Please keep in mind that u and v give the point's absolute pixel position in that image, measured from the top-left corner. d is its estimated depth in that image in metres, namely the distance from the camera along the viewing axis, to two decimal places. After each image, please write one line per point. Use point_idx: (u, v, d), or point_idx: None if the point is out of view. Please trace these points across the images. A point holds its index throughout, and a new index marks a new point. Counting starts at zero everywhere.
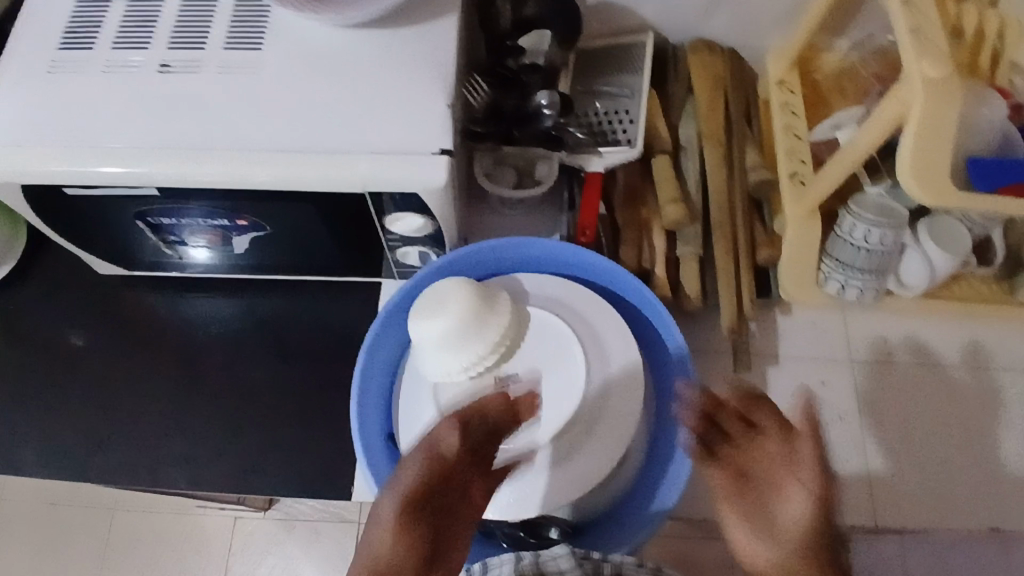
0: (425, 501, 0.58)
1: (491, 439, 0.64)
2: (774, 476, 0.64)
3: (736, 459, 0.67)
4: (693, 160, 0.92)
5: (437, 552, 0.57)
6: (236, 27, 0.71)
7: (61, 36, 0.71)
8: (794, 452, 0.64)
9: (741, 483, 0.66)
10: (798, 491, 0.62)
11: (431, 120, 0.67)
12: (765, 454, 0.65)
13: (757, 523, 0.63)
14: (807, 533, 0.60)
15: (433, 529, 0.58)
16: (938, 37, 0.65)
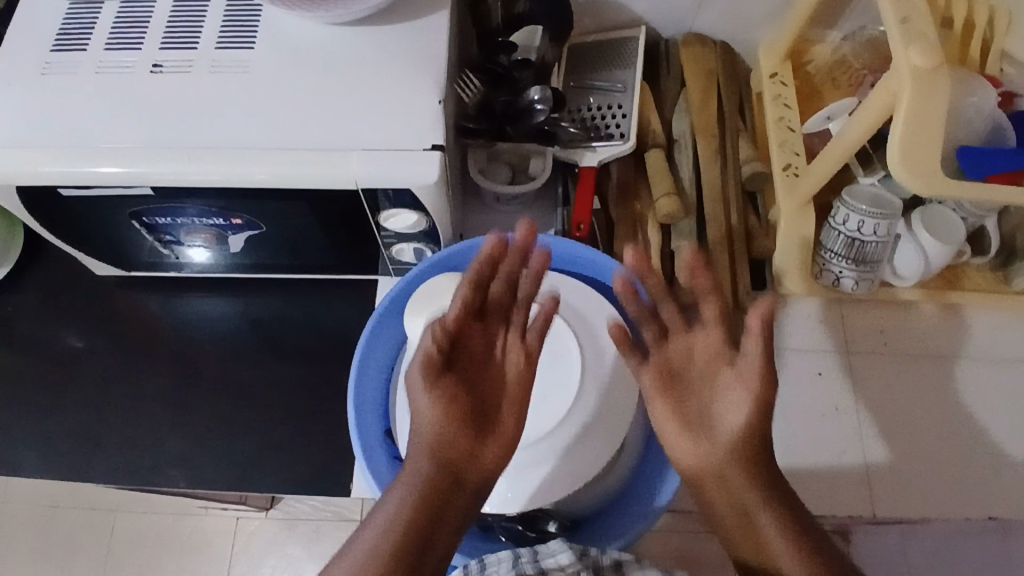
0: (452, 371, 0.60)
1: (512, 288, 0.64)
2: (711, 380, 0.63)
3: (668, 360, 0.65)
4: (687, 154, 0.92)
5: (479, 413, 0.60)
6: (228, 27, 0.72)
7: (54, 38, 0.72)
8: (713, 353, 0.63)
9: (674, 384, 0.64)
10: (734, 394, 0.61)
11: (422, 116, 0.67)
12: (696, 351, 0.63)
13: (689, 422, 0.63)
14: (747, 436, 0.60)
15: (463, 391, 0.60)
16: (926, 27, 0.66)
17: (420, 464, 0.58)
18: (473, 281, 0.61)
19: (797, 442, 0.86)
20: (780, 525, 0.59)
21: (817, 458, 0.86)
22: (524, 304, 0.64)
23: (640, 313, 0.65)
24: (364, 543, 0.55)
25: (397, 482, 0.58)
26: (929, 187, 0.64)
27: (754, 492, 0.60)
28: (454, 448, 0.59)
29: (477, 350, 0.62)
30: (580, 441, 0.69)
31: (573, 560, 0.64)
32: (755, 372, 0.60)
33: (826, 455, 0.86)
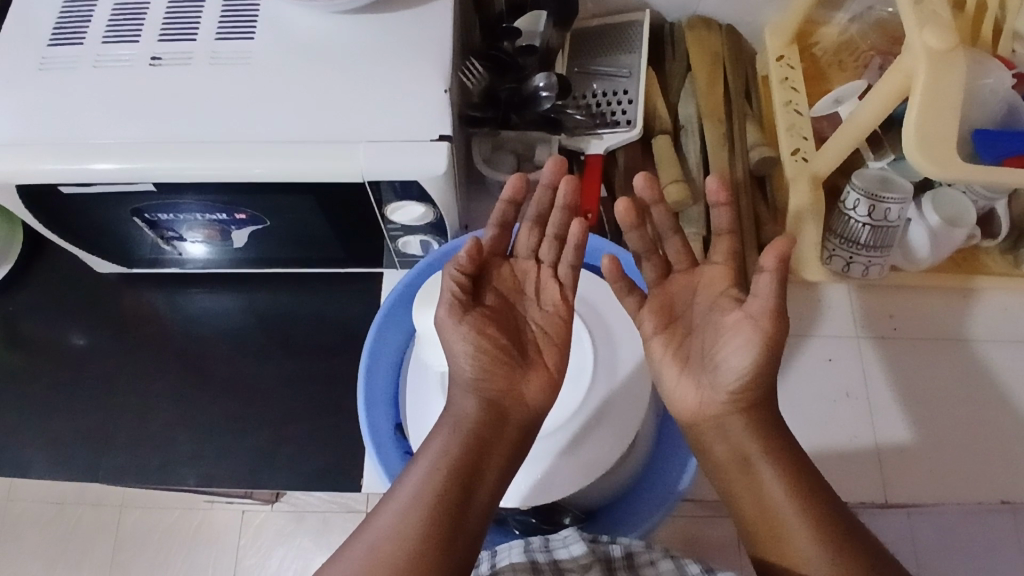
0: (485, 306, 0.64)
1: (540, 223, 0.66)
2: (715, 319, 0.62)
3: (671, 297, 0.65)
4: (694, 139, 0.90)
5: (516, 345, 0.63)
6: (226, 17, 0.70)
7: (50, 33, 0.70)
8: (715, 293, 0.63)
9: (676, 321, 0.65)
10: (739, 336, 0.59)
11: (428, 107, 0.66)
12: (701, 292, 0.64)
13: (689, 361, 0.63)
14: (749, 381, 0.59)
15: (498, 326, 0.63)
16: (941, 7, 0.65)
17: (466, 399, 0.61)
18: (499, 220, 0.64)
19: (808, 428, 0.86)
20: (775, 470, 0.59)
21: (830, 443, 0.85)
22: (553, 237, 0.66)
23: (644, 249, 0.65)
24: (417, 474, 0.58)
25: (444, 420, 0.61)
26: (946, 170, 0.63)
27: (749, 435, 0.60)
28: (495, 378, 0.61)
29: (507, 288, 0.66)
30: (593, 434, 0.68)
31: (584, 552, 0.63)
32: (755, 317, 0.58)
33: (836, 441, 0.85)
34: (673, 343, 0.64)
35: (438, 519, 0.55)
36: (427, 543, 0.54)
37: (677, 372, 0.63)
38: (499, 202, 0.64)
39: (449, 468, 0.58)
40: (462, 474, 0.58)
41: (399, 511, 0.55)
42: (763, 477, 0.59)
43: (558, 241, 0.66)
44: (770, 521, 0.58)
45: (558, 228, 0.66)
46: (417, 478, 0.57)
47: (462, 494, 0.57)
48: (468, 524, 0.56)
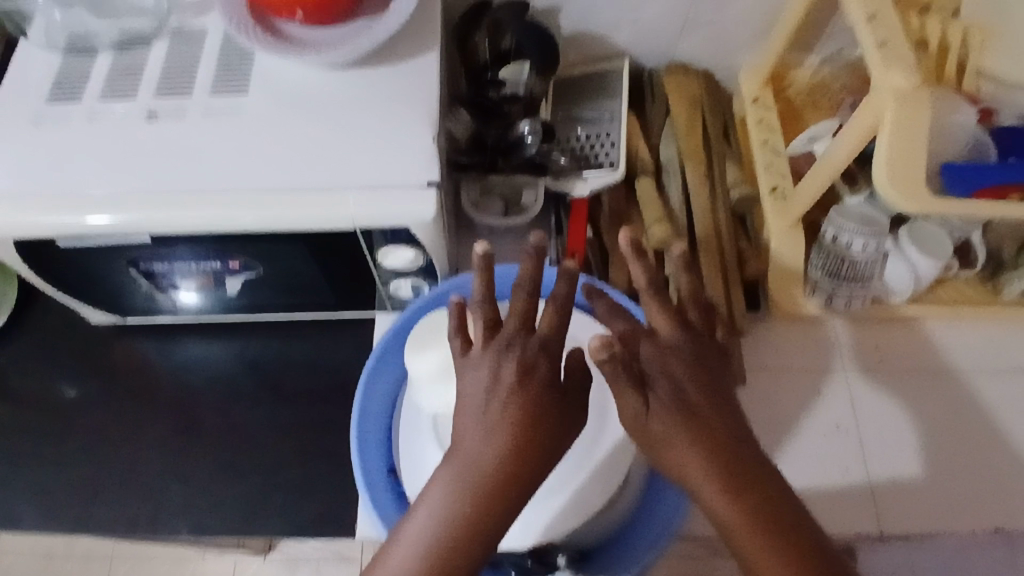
0: (529, 384, 0.52)
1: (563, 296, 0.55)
2: (675, 387, 0.55)
3: (670, 376, 0.55)
4: (676, 180, 0.92)
5: (543, 436, 0.52)
6: (220, 74, 0.73)
7: (49, 91, 0.73)
8: (664, 353, 0.56)
9: (685, 409, 0.54)
10: (685, 394, 0.55)
11: (415, 155, 0.68)
12: (669, 361, 0.55)
13: (661, 450, 0.54)
14: (708, 434, 0.53)
15: (536, 409, 0.52)
16: (903, 50, 0.68)
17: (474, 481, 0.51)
18: (526, 277, 0.54)
19: (801, 462, 0.86)
20: (760, 538, 0.50)
21: (822, 477, 0.85)
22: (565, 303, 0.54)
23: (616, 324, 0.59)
24: (436, 500, 0.51)
25: (451, 469, 0.52)
26: (916, 205, 0.66)
27: (727, 506, 0.51)
28: (527, 447, 0.51)
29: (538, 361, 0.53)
30: (588, 471, 0.69)
31: None
32: (680, 366, 0.55)
33: (828, 475, 0.86)
34: (699, 436, 0.53)
35: (462, 537, 0.50)
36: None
37: (707, 466, 0.52)
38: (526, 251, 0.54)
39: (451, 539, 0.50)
40: (485, 527, 0.50)
41: (427, 522, 0.50)
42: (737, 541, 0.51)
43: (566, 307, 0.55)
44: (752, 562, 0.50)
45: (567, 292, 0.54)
46: (428, 515, 0.51)
47: (474, 556, 0.50)
48: (486, 555, 0.50)
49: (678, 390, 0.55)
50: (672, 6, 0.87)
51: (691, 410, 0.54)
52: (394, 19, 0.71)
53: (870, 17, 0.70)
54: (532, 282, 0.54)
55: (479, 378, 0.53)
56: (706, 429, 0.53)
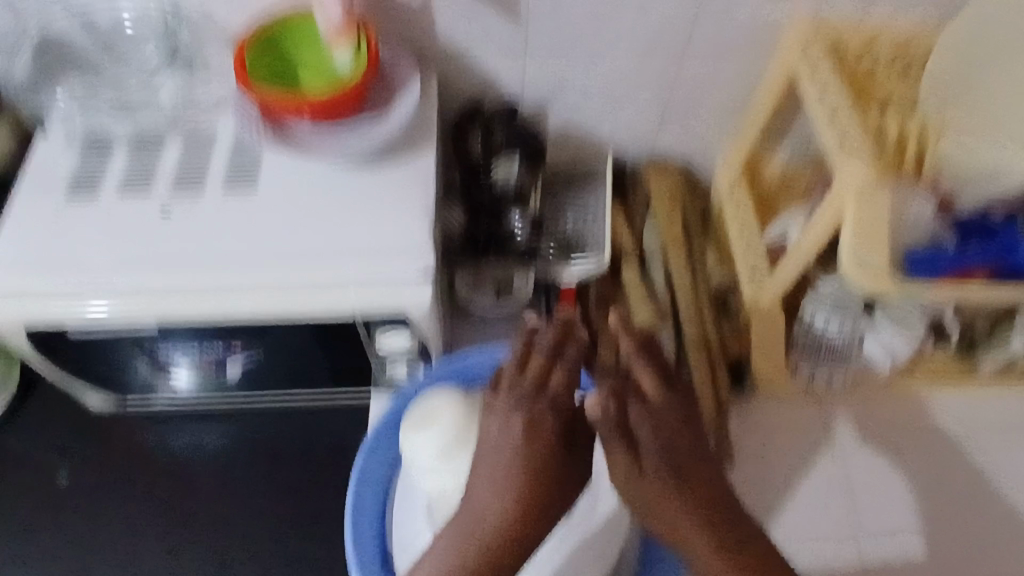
0: (537, 430, 0.70)
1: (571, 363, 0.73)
2: (659, 439, 0.67)
3: (655, 431, 0.67)
4: (659, 266, 0.97)
5: (548, 476, 0.69)
6: (230, 175, 0.78)
7: (65, 190, 0.77)
8: (650, 412, 0.68)
9: (666, 459, 0.67)
10: (666, 446, 0.67)
11: (411, 249, 0.73)
12: (654, 418, 0.68)
13: (649, 495, 0.66)
14: (683, 478, 0.67)
15: (542, 451, 0.69)
16: (864, 146, 0.73)
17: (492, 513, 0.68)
18: (544, 349, 0.73)
19: (791, 542, 0.87)
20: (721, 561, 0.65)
21: (812, 558, 0.86)
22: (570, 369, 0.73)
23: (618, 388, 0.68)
24: None
25: None
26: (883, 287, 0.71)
27: (696, 536, 0.66)
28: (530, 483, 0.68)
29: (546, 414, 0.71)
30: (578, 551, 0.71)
31: None
32: (662, 423, 0.68)
33: (818, 555, 0.86)
34: (676, 479, 0.67)
35: None
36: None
37: (682, 504, 0.66)
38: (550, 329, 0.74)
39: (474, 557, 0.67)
40: None
41: None
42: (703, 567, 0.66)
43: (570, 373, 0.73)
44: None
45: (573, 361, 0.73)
46: None
47: None
48: None
49: (661, 445, 0.67)
50: (650, 106, 0.94)
51: (672, 467, 0.67)
52: (395, 121, 0.77)
53: (832, 117, 0.76)
54: (549, 353, 0.73)
55: (502, 426, 0.70)
56: (680, 474, 0.67)
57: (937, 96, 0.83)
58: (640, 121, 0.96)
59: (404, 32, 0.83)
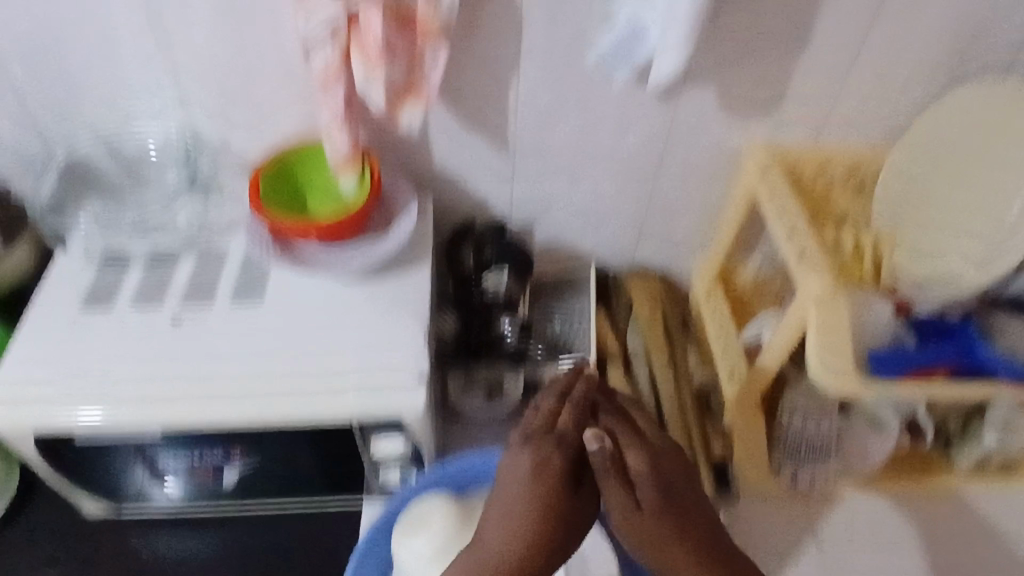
0: (546, 473, 0.64)
1: (585, 402, 0.68)
2: (665, 485, 0.65)
3: (662, 477, 0.66)
4: (645, 369, 1.01)
5: (553, 526, 0.63)
6: (239, 288, 0.84)
7: (81, 301, 0.82)
8: (656, 458, 0.66)
9: (672, 505, 0.65)
10: (671, 490, 0.66)
11: (408, 356, 0.77)
12: (660, 464, 0.66)
13: (655, 543, 0.63)
14: (687, 526, 0.64)
15: (549, 497, 0.64)
16: (819, 260, 0.81)
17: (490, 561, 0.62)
18: (557, 389, 0.69)
19: None
20: None
21: None
22: (581, 406, 0.67)
23: (627, 429, 0.67)
24: None
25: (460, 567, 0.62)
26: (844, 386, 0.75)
27: None
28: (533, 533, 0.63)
29: (552, 454, 0.65)
30: None
31: None
32: (665, 469, 0.66)
33: None
34: (681, 528, 0.64)
35: None
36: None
37: (687, 556, 0.63)
38: (565, 373, 0.72)
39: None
40: None
41: None
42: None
43: (582, 409, 0.67)
44: None
45: (583, 396, 0.68)
46: None
47: None
48: None
49: (666, 492, 0.65)
50: (628, 220, 1.02)
51: (675, 508, 0.65)
52: (394, 241, 0.85)
53: (790, 233, 0.84)
54: (561, 392, 0.69)
55: (512, 469, 0.65)
56: (686, 525, 0.64)
57: (888, 214, 0.93)
58: (620, 233, 1.04)
59: (402, 158, 0.92)
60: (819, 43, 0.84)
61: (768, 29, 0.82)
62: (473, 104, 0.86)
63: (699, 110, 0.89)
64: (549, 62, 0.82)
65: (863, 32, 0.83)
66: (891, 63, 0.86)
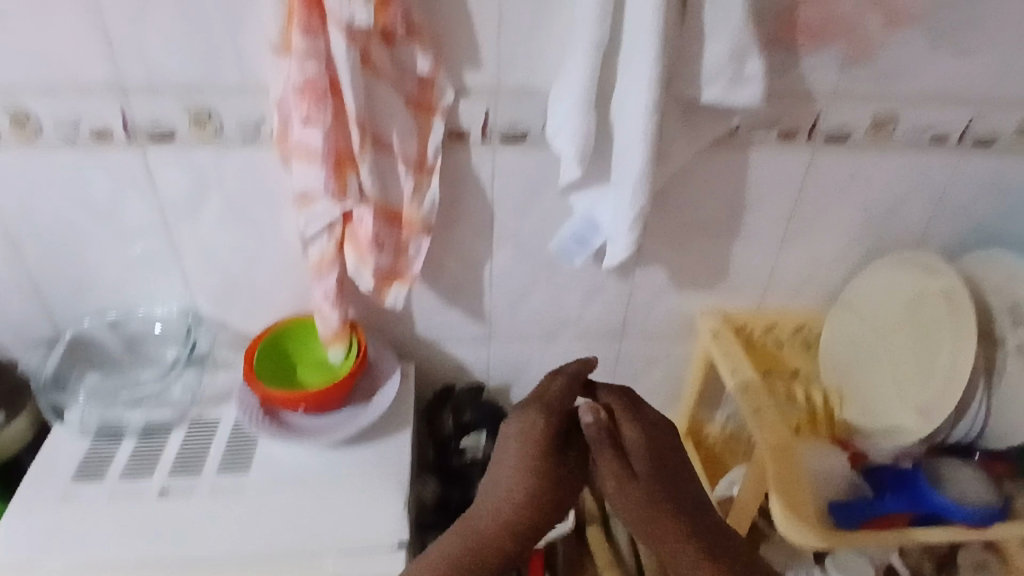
0: (539, 433, 0.78)
1: (575, 381, 0.82)
2: (651, 450, 0.78)
3: (649, 446, 0.78)
4: (622, 527, 1.04)
5: (546, 482, 0.76)
6: (228, 455, 0.87)
7: (75, 470, 0.85)
8: (642, 428, 0.79)
9: (657, 467, 0.77)
10: (656, 453, 0.78)
11: (390, 519, 0.81)
12: (647, 436, 0.79)
13: (644, 504, 0.75)
14: (669, 487, 0.77)
15: (543, 452, 0.77)
16: (772, 415, 0.88)
17: (489, 517, 0.76)
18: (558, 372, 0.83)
19: None
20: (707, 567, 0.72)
21: None
22: (573, 382, 0.81)
23: (618, 405, 0.80)
24: (450, 538, 0.76)
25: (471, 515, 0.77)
26: (803, 533, 0.80)
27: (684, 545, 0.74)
28: (529, 484, 0.76)
29: (545, 417, 0.79)
30: None
31: None
32: (652, 438, 0.79)
33: None
34: (665, 487, 0.76)
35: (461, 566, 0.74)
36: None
37: (669, 512, 0.75)
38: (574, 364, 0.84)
39: (467, 558, 0.74)
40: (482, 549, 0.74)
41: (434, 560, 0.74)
42: (686, 562, 0.73)
43: (573, 384, 0.81)
44: None
45: (575, 375, 0.82)
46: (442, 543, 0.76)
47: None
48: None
49: (651, 458, 0.78)
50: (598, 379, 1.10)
51: (656, 470, 0.77)
52: (379, 406, 0.91)
53: (744, 389, 0.92)
54: (565, 373, 0.83)
55: (512, 429, 0.80)
56: (669, 487, 0.77)
57: (831, 368, 1.02)
58: None
59: (386, 330, 1.00)
60: (751, 226, 0.96)
61: (706, 215, 0.94)
62: (453, 283, 0.96)
63: (654, 281, 1.00)
64: (518, 246, 0.93)
65: (789, 218, 0.96)
66: (820, 241, 0.99)
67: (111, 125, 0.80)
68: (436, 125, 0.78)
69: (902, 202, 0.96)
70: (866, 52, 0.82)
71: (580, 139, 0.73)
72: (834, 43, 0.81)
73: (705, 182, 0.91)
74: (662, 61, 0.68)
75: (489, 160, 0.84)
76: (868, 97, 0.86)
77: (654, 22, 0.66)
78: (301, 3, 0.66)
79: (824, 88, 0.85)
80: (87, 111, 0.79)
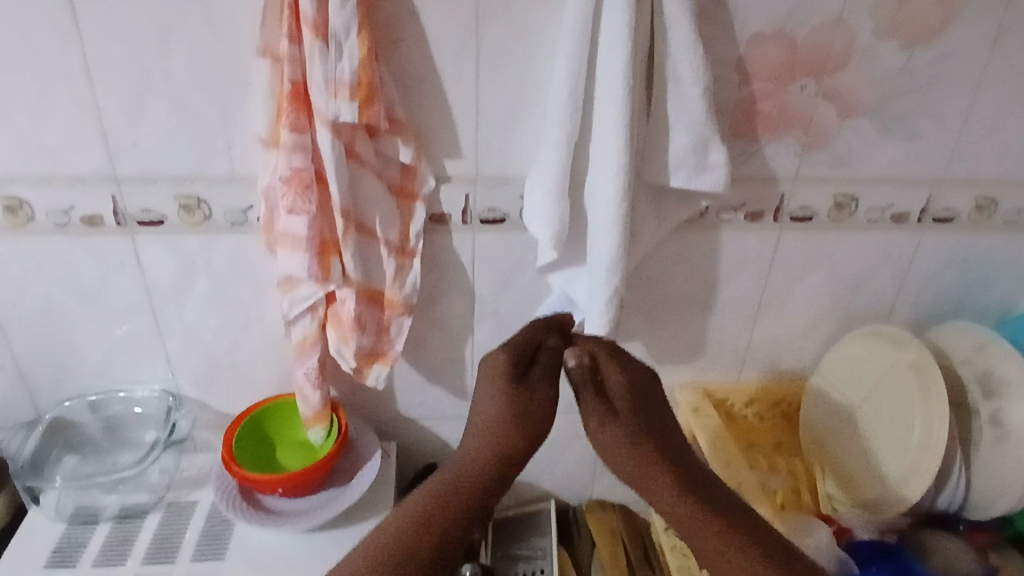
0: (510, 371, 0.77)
1: (555, 333, 0.81)
2: (633, 391, 0.78)
3: (629, 390, 0.78)
4: None
5: (517, 413, 0.74)
6: (204, 540, 0.86)
7: (48, 557, 0.84)
8: (625, 373, 0.79)
9: (638, 410, 0.77)
10: (638, 398, 0.78)
11: None
12: (631, 382, 0.78)
13: (625, 447, 0.74)
14: (652, 430, 0.76)
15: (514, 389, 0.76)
16: (754, 488, 0.89)
17: (470, 451, 0.73)
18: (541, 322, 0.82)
19: None
20: (696, 511, 0.69)
21: None
22: (552, 330, 0.82)
23: (601, 350, 0.80)
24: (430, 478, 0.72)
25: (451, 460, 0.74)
26: None
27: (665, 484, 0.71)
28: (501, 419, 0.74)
29: (517, 358, 0.78)
30: None
31: None
32: (634, 382, 0.79)
33: None
34: (647, 428, 0.76)
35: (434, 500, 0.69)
36: (427, 539, 0.65)
37: (651, 450, 0.74)
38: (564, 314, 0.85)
39: (446, 482, 0.70)
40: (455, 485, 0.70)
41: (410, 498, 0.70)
42: (663, 492, 0.71)
43: (552, 331, 0.81)
44: (684, 524, 0.69)
45: (556, 326, 0.82)
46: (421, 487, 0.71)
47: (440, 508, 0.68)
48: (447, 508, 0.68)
49: (633, 401, 0.77)
50: (580, 456, 1.11)
51: (635, 406, 0.77)
52: (359, 488, 0.90)
53: (726, 463, 0.92)
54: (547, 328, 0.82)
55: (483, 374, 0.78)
56: (652, 430, 0.76)
57: (811, 444, 1.04)
58: (576, 470, 1.13)
59: (368, 409, 1.00)
60: (725, 303, 0.99)
61: (681, 292, 0.97)
62: (434, 363, 0.97)
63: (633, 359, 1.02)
64: (497, 326, 0.95)
65: (760, 294, 0.99)
66: (793, 317, 1.02)
67: (102, 212, 0.83)
68: (418, 211, 0.82)
69: (867, 278, 0.99)
70: (821, 139, 0.87)
71: (555, 225, 0.76)
72: (791, 132, 0.86)
73: (678, 261, 0.94)
74: (628, 153, 0.72)
75: (469, 243, 0.88)
76: (826, 182, 0.91)
77: (620, 117, 0.70)
78: (290, 102, 0.71)
79: (785, 172, 0.89)
80: (80, 200, 0.82)
